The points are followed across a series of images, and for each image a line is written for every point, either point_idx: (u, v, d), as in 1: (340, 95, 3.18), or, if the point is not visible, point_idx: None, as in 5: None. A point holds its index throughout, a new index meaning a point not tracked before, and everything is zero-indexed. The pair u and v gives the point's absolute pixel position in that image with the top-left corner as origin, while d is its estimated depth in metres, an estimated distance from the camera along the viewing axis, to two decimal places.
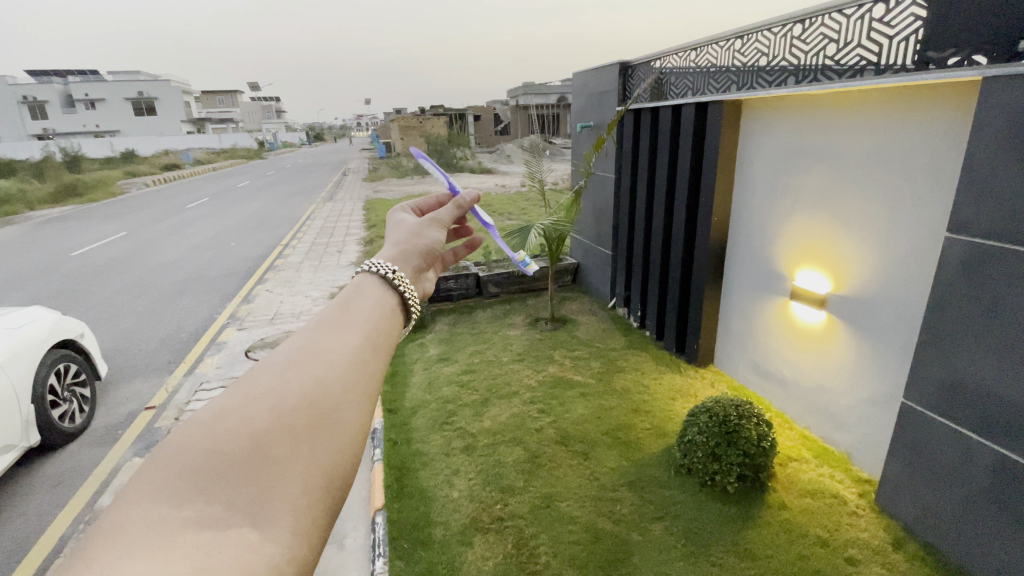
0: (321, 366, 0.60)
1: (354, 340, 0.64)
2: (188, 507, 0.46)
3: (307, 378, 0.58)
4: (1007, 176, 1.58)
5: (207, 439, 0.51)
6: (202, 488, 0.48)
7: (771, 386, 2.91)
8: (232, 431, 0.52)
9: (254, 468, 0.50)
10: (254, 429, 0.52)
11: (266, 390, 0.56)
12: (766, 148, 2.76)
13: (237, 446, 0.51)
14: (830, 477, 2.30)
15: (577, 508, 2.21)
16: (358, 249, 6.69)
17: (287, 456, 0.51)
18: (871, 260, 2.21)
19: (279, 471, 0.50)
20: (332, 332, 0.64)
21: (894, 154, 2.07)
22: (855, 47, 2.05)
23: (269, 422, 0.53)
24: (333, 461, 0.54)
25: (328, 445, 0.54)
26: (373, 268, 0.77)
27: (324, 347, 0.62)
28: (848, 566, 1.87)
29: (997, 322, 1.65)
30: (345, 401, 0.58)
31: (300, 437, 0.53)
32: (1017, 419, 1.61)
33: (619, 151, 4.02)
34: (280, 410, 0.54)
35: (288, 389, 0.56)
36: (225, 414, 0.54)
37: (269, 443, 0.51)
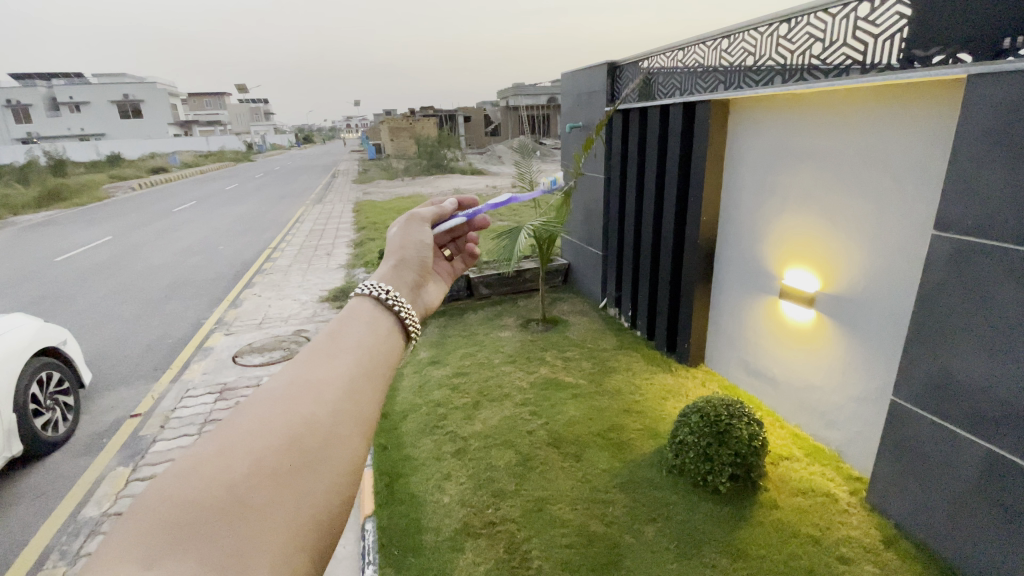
0: (309, 404, 0.58)
1: (343, 375, 0.63)
2: (168, 558, 0.42)
3: (293, 417, 0.56)
4: (992, 173, 1.59)
5: (185, 489, 0.48)
6: (179, 541, 0.44)
7: (761, 385, 2.92)
8: (214, 477, 0.49)
9: (236, 515, 0.47)
10: (236, 474, 0.50)
11: (250, 431, 0.54)
12: (753, 148, 2.77)
13: (220, 494, 0.48)
14: (821, 476, 2.31)
15: (570, 511, 2.19)
16: (348, 251, 6.63)
17: (272, 502, 0.49)
18: (858, 259, 2.22)
19: (263, 518, 0.48)
20: (320, 368, 0.63)
21: (880, 153, 2.08)
22: (841, 46, 2.05)
23: (254, 466, 0.51)
24: (321, 504, 0.52)
25: (315, 487, 0.52)
26: (367, 290, 0.79)
27: (312, 383, 0.61)
28: (840, 564, 1.87)
29: (983, 318, 1.66)
30: (333, 440, 0.56)
31: (285, 479, 0.51)
32: (1006, 415, 1.62)
33: (608, 151, 4.02)
34: (264, 452, 0.52)
35: (272, 429, 0.55)
36: (205, 460, 0.51)
37: (253, 487, 0.49)
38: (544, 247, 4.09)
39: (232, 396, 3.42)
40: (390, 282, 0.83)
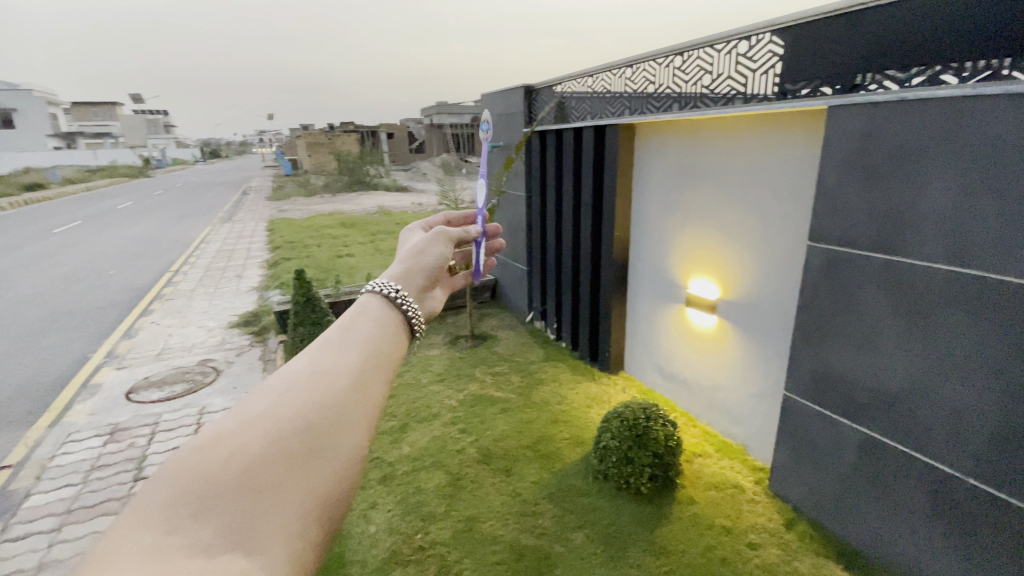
0: (317, 390, 0.61)
1: (350, 364, 0.65)
2: (187, 528, 0.47)
3: (304, 403, 0.59)
4: (850, 191, 1.84)
5: (203, 465, 0.52)
6: (196, 514, 0.48)
7: (674, 387, 3.11)
8: (227, 458, 0.52)
9: (249, 493, 0.50)
10: (250, 455, 0.53)
11: (262, 416, 0.57)
12: (657, 168, 2.98)
13: (234, 472, 0.51)
14: (730, 469, 2.50)
15: (500, 527, 2.19)
16: (261, 273, 6.22)
17: (283, 481, 0.52)
18: (750, 267, 2.45)
19: (274, 496, 0.50)
20: (327, 358, 0.65)
21: (763, 173, 2.32)
22: (726, 78, 2.29)
23: (267, 447, 0.54)
24: (330, 483, 0.54)
25: (323, 469, 0.54)
26: (378, 288, 0.80)
27: (323, 370, 0.63)
28: (749, 550, 2.02)
29: (852, 316, 1.90)
30: (340, 425, 0.58)
31: (295, 462, 0.53)
32: (873, 400, 1.86)
33: (528, 169, 4.15)
34: (276, 435, 0.55)
35: (282, 415, 0.57)
36: (221, 441, 0.54)
37: (263, 469, 0.52)
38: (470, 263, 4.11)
39: (126, 437, 3.06)
40: (401, 281, 0.85)
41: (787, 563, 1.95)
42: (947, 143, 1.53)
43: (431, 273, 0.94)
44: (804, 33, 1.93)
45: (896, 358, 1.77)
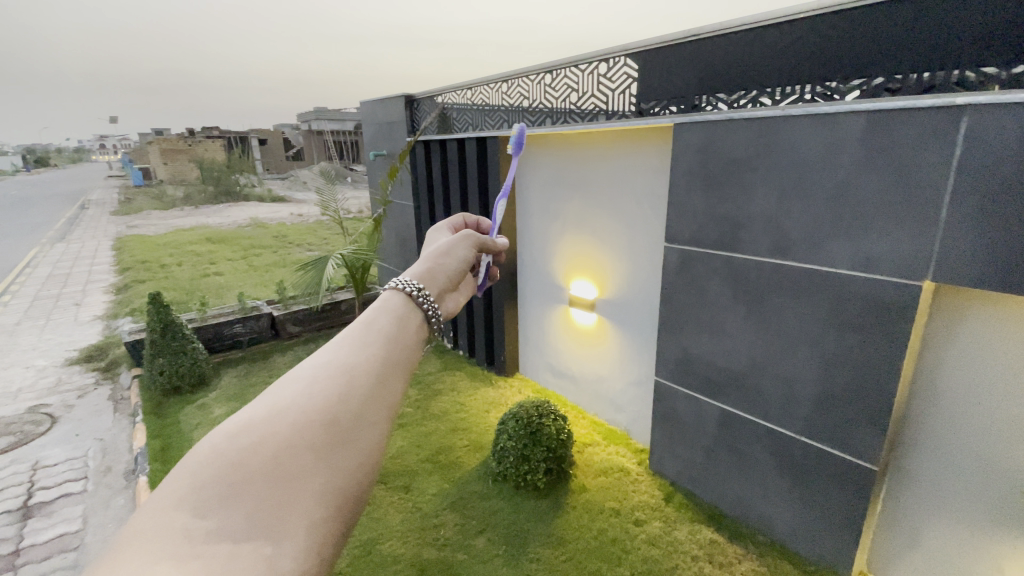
0: (343, 379, 0.56)
1: (374, 356, 0.60)
2: (210, 516, 0.43)
3: (331, 391, 0.54)
4: (695, 198, 2.11)
5: (228, 450, 0.47)
6: (221, 500, 0.44)
7: (564, 383, 3.28)
8: (252, 443, 0.48)
9: (276, 480, 0.46)
10: (278, 441, 0.48)
11: (288, 403, 0.52)
12: (536, 177, 3.14)
13: (259, 457, 0.47)
14: (617, 454, 2.70)
15: (401, 546, 2.13)
16: (107, 298, 5.37)
17: (311, 470, 0.48)
18: (621, 267, 2.69)
19: (301, 485, 0.47)
20: (352, 349, 0.60)
21: (626, 182, 2.57)
22: (591, 96, 2.47)
23: (294, 433, 0.49)
24: (354, 477, 0.51)
25: (347, 462, 0.51)
26: (401, 284, 0.74)
27: (347, 360, 0.59)
28: (636, 526, 2.20)
29: (705, 307, 2.17)
30: (364, 419, 0.54)
31: (320, 454, 0.49)
32: (726, 378, 2.14)
33: (413, 179, 4.11)
34: (302, 422, 0.50)
35: (308, 403, 0.53)
36: (247, 426, 0.50)
37: (292, 455, 0.48)
38: (357, 275, 3.94)
39: None
40: (425, 280, 0.82)
41: (667, 534, 2.16)
42: (766, 157, 1.82)
43: (453, 274, 0.90)
44: (653, 57, 2.15)
45: (740, 341, 2.06)
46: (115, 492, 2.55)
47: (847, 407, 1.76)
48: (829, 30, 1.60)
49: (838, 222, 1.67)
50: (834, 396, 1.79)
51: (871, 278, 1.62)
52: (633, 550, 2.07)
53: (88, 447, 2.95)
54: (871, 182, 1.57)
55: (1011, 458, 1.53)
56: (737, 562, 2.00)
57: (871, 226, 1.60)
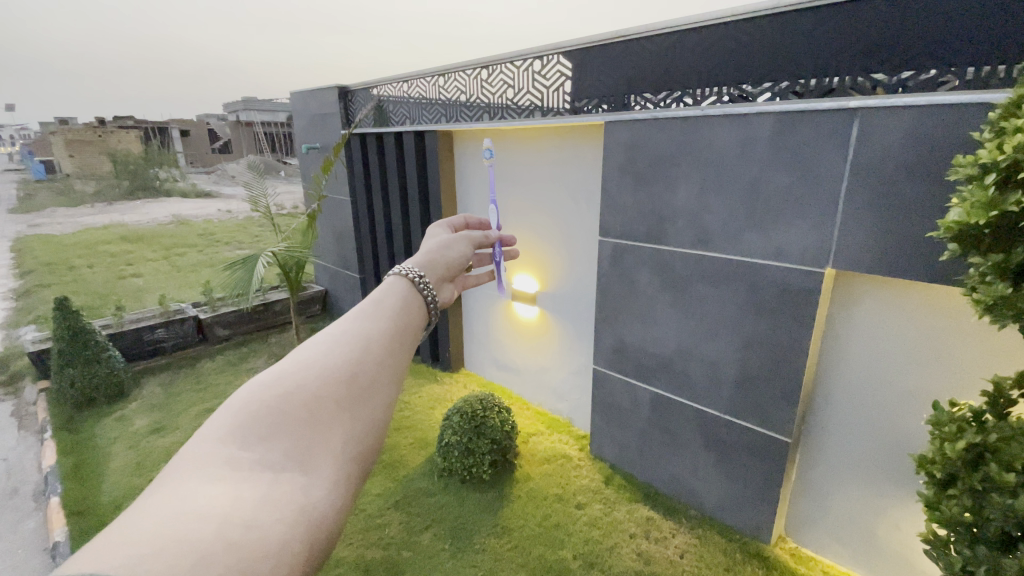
0: (360, 343, 0.60)
1: (388, 327, 0.64)
2: (252, 450, 0.48)
3: (350, 353, 0.59)
4: (626, 193, 2.20)
5: (264, 397, 0.52)
6: (262, 438, 0.49)
7: (508, 376, 3.33)
8: (285, 393, 0.52)
9: (305, 424, 0.51)
10: (307, 392, 0.53)
11: (311, 363, 0.57)
12: (476, 172, 3.15)
13: (291, 404, 0.52)
14: (560, 441, 2.78)
15: (344, 548, 2.10)
16: None
17: (335, 418, 0.53)
18: (560, 260, 2.76)
19: (327, 430, 0.52)
20: (369, 319, 0.64)
21: (562, 177, 2.64)
22: (526, 92, 2.48)
23: (320, 386, 0.54)
24: (372, 427, 0.55)
25: (366, 415, 0.55)
26: (404, 269, 0.76)
27: (363, 327, 0.63)
28: (578, 509, 2.28)
29: (637, 297, 2.27)
30: (382, 381, 0.59)
31: (345, 407, 0.54)
32: (657, 363, 2.26)
33: (350, 173, 3.99)
34: (326, 377, 0.55)
35: (334, 363, 0.57)
36: (278, 378, 0.55)
37: (318, 406, 0.52)
38: (292, 274, 3.77)
39: None
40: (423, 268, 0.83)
41: (607, 515, 2.25)
42: (688, 154, 1.93)
43: (451, 265, 0.91)
44: (585, 56, 2.21)
45: (669, 328, 2.18)
46: (22, 516, 2.32)
47: (765, 385, 1.91)
48: (741, 37, 1.72)
49: (752, 215, 1.80)
50: (753, 375, 1.94)
51: (782, 266, 1.77)
52: (575, 532, 2.15)
53: None
54: (780, 178, 1.71)
55: (900, 425, 1.73)
56: (671, 536, 2.13)
57: (781, 219, 1.74)
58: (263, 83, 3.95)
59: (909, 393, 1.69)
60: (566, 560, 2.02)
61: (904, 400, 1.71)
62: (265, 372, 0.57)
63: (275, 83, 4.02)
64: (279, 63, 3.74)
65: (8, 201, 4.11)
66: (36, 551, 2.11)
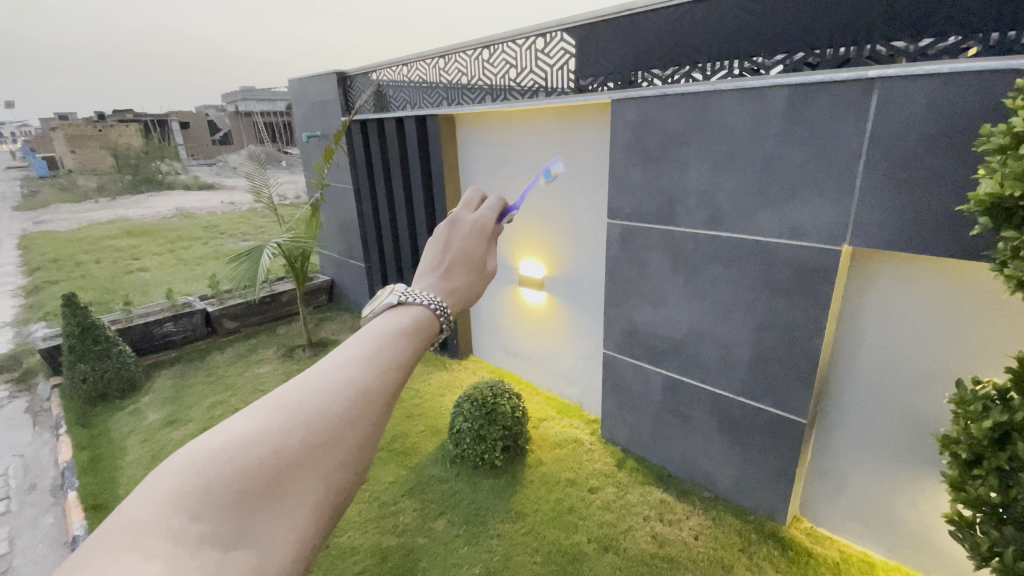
0: (350, 389, 0.57)
1: (384, 378, 0.60)
2: (210, 517, 0.45)
3: (338, 401, 0.56)
4: (634, 174, 2.15)
5: (235, 452, 0.49)
6: (223, 503, 0.46)
7: (518, 362, 3.32)
8: (260, 454, 0.49)
9: (275, 490, 0.48)
10: (283, 449, 0.50)
11: (293, 411, 0.54)
12: (480, 155, 3.10)
13: (264, 465, 0.48)
14: (570, 426, 2.77)
15: (359, 536, 2.11)
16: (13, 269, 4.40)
17: (307, 483, 0.50)
18: (569, 245, 2.72)
19: (295, 498, 0.49)
20: (367, 365, 0.60)
21: (568, 159, 2.58)
22: (529, 72, 2.41)
23: (297, 445, 0.51)
24: (345, 491, 0.53)
25: (343, 476, 0.53)
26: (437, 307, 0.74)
27: (356, 369, 0.60)
28: (591, 493, 2.28)
29: (647, 280, 2.24)
30: (366, 447, 0.56)
31: (319, 476, 0.51)
32: (669, 346, 2.23)
33: (352, 161, 3.94)
34: (306, 431, 0.52)
35: (316, 420, 0.53)
36: (253, 431, 0.51)
37: (291, 467, 0.50)
38: (297, 265, 3.73)
39: None
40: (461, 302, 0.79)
41: (620, 498, 2.25)
42: (699, 131, 1.87)
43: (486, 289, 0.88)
44: (589, 32, 2.13)
45: (680, 311, 2.15)
46: (41, 510, 2.35)
47: (780, 365, 1.88)
48: (753, 6, 1.64)
49: (766, 193, 1.76)
50: (767, 356, 1.91)
51: (798, 245, 1.73)
52: (589, 516, 2.16)
53: (6, 465, 2.69)
54: (795, 154, 1.65)
55: (920, 404, 1.70)
56: (685, 517, 2.13)
57: (796, 195, 1.69)
58: (261, 70, 3.89)
59: (930, 372, 1.66)
60: (581, 544, 2.02)
61: (924, 380, 1.68)
62: (242, 418, 0.54)
63: (273, 71, 3.95)
64: (275, 49, 3.66)
65: (16, 198, 4.51)
66: (57, 544, 2.14)
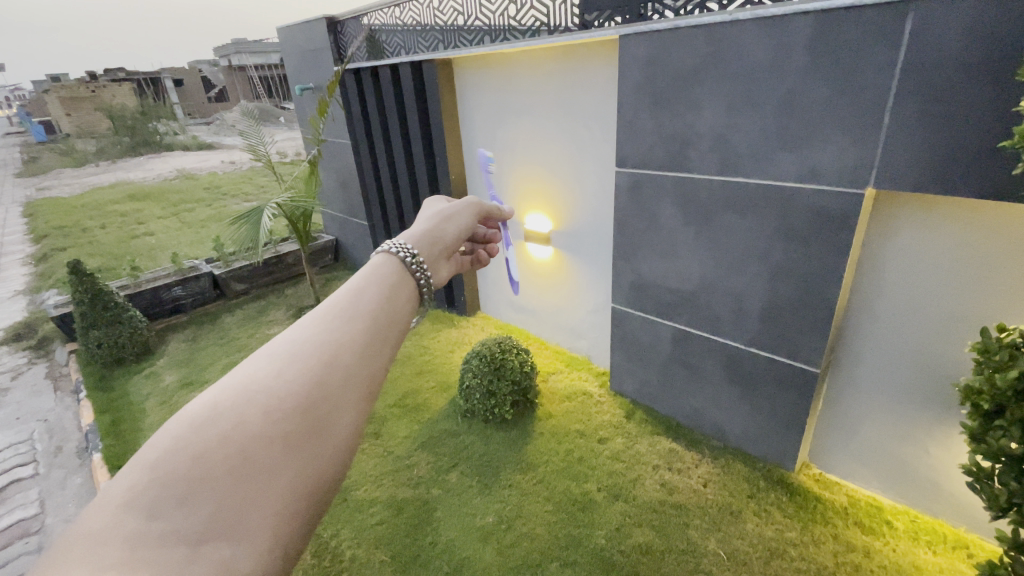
0: (317, 371, 0.62)
1: (347, 355, 0.65)
2: (174, 508, 0.49)
3: (304, 384, 0.60)
4: (643, 118, 2.02)
5: (197, 442, 0.52)
6: (186, 492, 0.50)
7: (525, 317, 3.30)
8: (224, 443, 0.53)
9: (241, 475, 0.52)
10: (247, 435, 0.54)
11: (256, 395, 0.58)
12: (480, 103, 2.95)
13: (229, 451, 0.53)
14: (579, 379, 2.78)
15: (375, 489, 2.17)
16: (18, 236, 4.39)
17: (276, 466, 0.54)
18: (575, 196, 2.63)
19: (265, 480, 0.53)
20: (331, 346, 0.65)
21: (573, 105, 2.45)
22: (530, 8, 2.24)
23: (263, 428, 0.55)
24: (320, 468, 0.58)
25: (315, 455, 0.58)
26: (395, 249, 0.86)
27: (322, 350, 0.64)
28: (600, 443, 2.31)
29: (657, 231, 2.16)
30: (334, 427, 0.60)
31: (287, 460, 0.55)
32: (680, 300, 2.18)
33: (348, 114, 3.78)
34: (273, 416, 0.57)
35: (277, 404, 0.58)
36: (216, 416, 0.55)
37: (258, 451, 0.54)
38: (300, 225, 3.67)
39: None
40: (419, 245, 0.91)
41: (630, 448, 2.28)
42: (713, 68, 1.74)
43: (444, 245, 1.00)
44: None
45: (693, 263, 2.08)
46: (70, 472, 2.44)
47: (794, 316, 1.83)
48: None
49: (784, 134, 1.65)
50: (781, 307, 1.86)
51: (817, 190, 1.63)
52: (599, 465, 2.19)
53: (32, 429, 2.78)
54: (818, 90, 1.53)
55: (938, 351, 1.66)
56: (694, 466, 2.16)
57: (817, 135, 1.57)
58: None
59: (949, 319, 1.61)
60: (591, 493, 2.07)
61: (943, 326, 1.63)
62: (203, 404, 0.57)
63: None
64: None
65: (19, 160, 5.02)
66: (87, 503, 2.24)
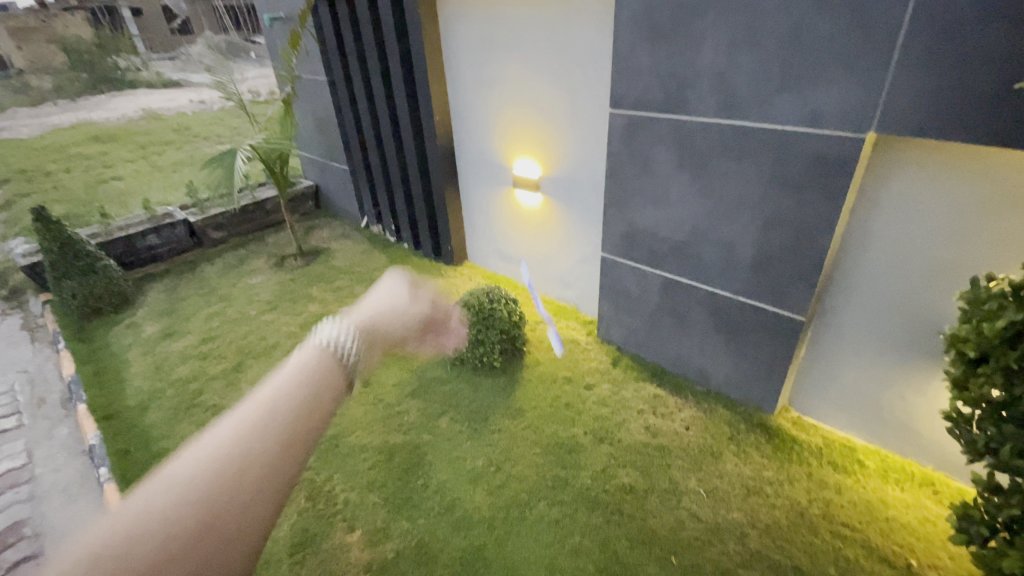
0: (258, 428, 1.02)
1: (285, 457, 1.00)
2: None
3: (250, 442, 0.99)
4: (639, 55, 1.90)
5: (160, 519, 0.85)
6: None
7: (513, 266, 3.27)
8: (186, 508, 0.87)
9: (191, 545, 0.84)
10: (198, 514, 0.87)
11: (216, 442, 0.98)
12: (466, 37, 2.75)
13: (183, 527, 0.85)
14: (567, 327, 2.79)
15: (366, 436, 2.20)
16: None
17: (219, 543, 0.87)
18: (565, 140, 2.53)
19: (206, 557, 0.84)
20: (269, 411, 1.05)
21: (566, 40, 2.30)
22: None
23: (219, 488, 0.91)
24: (249, 533, 0.91)
25: (246, 528, 0.90)
26: None
27: (266, 414, 1.04)
28: (587, 390, 2.35)
29: (650, 177, 2.09)
30: (273, 491, 0.96)
31: (229, 520, 0.89)
32: (670, 249, 2.15)
33: (323, 48, 3.52)
34: (224, 475, 0.93)
35: (229, 453, 0.97)
36: (181, 489, 0.89)
37: (213, 517, 0.88)
38: (277, 169, 3.50)
39: None
40: None
41: (616, 394, 2.32)
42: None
43: None
44: None
45: (685, 211, 2.03)
46: (57, 422, 2.43)
47: (784, 264, 1.82)
48: None
49: (787, 74, 1.56)
50: (771, 256, 1.84)
51: (817, 134, 1.57)
52: (585, 410, 2.24)
53: (13, 381, 2.74)
54: (826, 25, 1.43)
55: (922, 300, 1.68)
56: (678, 410, 2.21)
57: (822, 74, 1.50)
58: None
59: (937, 268, 1.61)
60: (578, 436, 2.12)
61: (930, 276, 1.64)
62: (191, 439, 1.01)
63: None
64: None
65: None
66: (77, 453, 2.25)
